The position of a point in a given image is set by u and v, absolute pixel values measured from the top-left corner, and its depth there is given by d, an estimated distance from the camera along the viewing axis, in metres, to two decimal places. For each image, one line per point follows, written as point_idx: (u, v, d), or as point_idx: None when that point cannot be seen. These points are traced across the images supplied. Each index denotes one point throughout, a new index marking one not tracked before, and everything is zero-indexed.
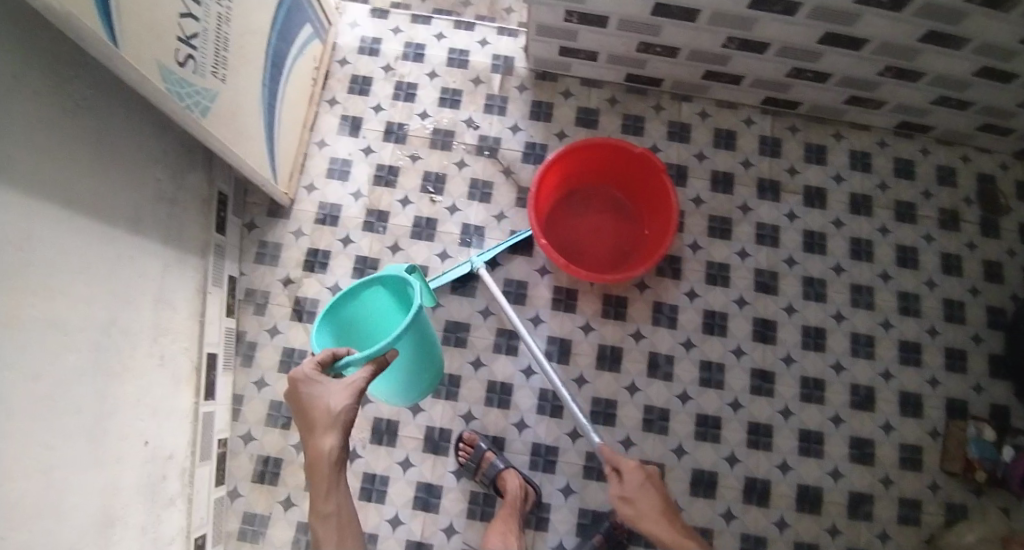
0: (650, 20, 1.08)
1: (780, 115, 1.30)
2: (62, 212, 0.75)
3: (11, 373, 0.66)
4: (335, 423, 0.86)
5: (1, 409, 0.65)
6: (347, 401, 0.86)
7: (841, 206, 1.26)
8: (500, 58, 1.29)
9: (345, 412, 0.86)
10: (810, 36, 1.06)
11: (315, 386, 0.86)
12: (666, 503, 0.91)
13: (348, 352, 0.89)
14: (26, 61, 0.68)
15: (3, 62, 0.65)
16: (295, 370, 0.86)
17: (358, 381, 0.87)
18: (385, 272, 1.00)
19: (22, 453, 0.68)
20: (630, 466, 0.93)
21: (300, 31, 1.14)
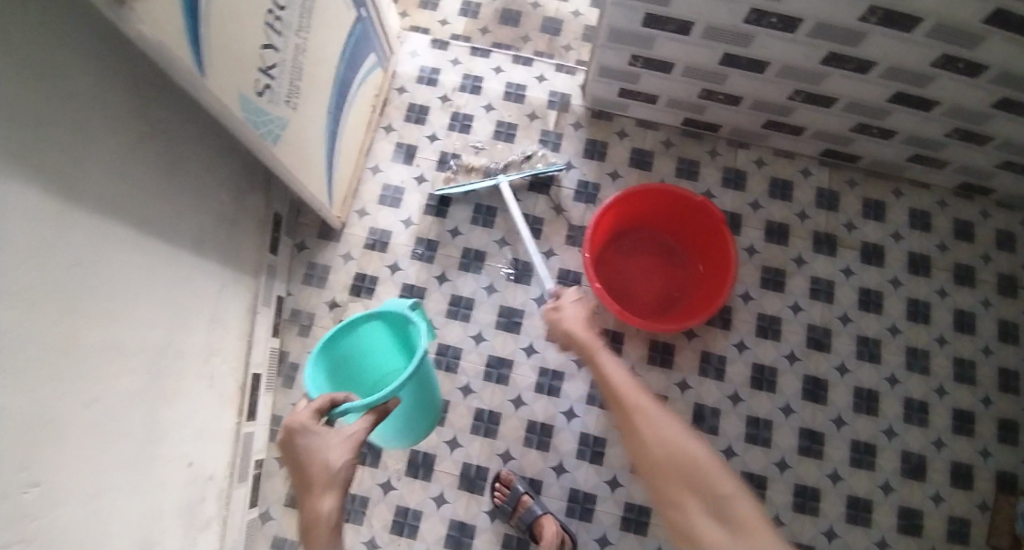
0: (716, 68, 1.07)
1: (840, 168, 1.27)
2: (134, 235, 0.77)
3: (67, 396, 0.67)
4: (334, 481, 0.78)
5: (59, 432, 0.66)
6: (346, 455, 0.80)
7: (899, 264, 1.21)
8: (557, 94, 1.29)
9: (345, 468, 0.79)
10: (880, 94, 1.04)
11: (312, 438, 0.79)
12: (593, 324, 0.94)
13: (348, 398, 0.84)
14: (114, 93, 0.71)
15: (90, 94, 0.67)
16: (290, 419, 0.80)
17: (358, 433, 0.82)
18: (385, 308, 0.98)
19: (76, 471, 0.69)
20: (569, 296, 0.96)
21: (364, 61, 1.17)
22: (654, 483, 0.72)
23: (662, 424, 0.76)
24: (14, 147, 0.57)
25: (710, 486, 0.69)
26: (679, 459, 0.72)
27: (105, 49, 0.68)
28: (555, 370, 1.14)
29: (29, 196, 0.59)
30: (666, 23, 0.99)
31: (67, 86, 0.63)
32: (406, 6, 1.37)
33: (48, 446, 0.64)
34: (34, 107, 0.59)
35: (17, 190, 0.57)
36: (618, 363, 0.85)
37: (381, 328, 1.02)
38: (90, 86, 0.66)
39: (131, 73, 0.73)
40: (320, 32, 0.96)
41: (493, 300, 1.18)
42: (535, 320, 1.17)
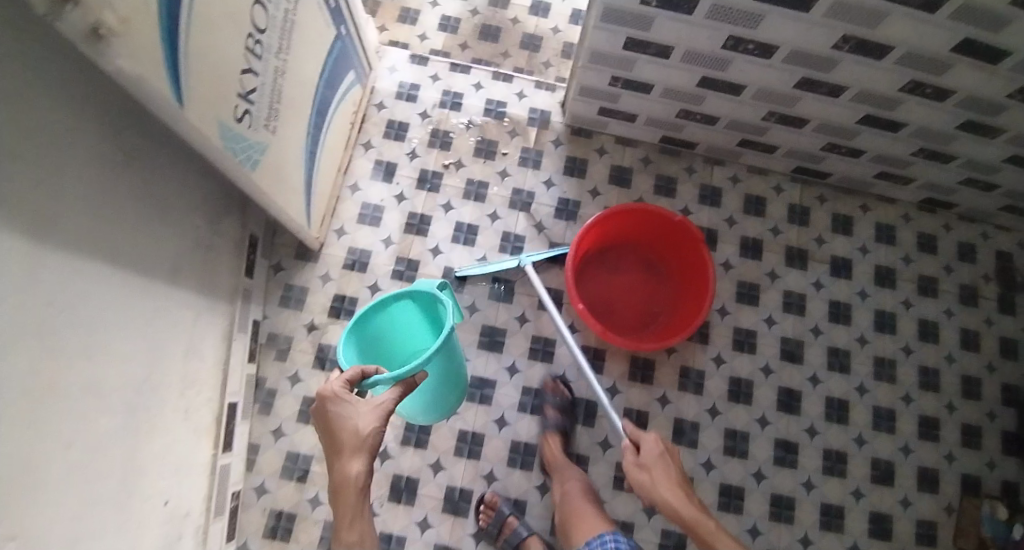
0: (694, 91, 1.10)
1: (811, 184, 1.30)
2: (105, 269, 0.74)
3: (38, 437, 0.64)
4: (362, 446, 0.87)
5: (33, 477, 0.63)
6: (374, 425, 0.87)
7: (867, 277, 1.24)
8: (537, 111, 1.29)
9: (372, 435, 0.87)
10: (850, 117, 1.08)
11: (344, 407, 0.86)
12: (684, 477, 0.89)
13: (377, 372, 0.89)
14: (88, 123, 0.68)
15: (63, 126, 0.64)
16: (324, 387, 0.86)
17: (387, 405, 0.88)
18: (415, 287, 1.00)
19: (56, 514, 0.67)
20: (650, 452, 0.90)
21: (344, 78, 1.15)
22: None
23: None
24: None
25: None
26: None
27: (79, 78, 0.65)
28: (538, 389, 1.14)
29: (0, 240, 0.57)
30: (647, 47, 1.02)
31: (45, 118, 0.61)
32: (384, 20, 1.35)
33: (26, 496, 0.62)
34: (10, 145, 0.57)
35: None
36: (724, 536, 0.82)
37: (412, 307, 1.04)
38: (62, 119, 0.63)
39: (106, 104, 0.71)
40: (299, 53, 0.94)
41: (475, 320, 1.17)
42: (517, 339, 1.16)
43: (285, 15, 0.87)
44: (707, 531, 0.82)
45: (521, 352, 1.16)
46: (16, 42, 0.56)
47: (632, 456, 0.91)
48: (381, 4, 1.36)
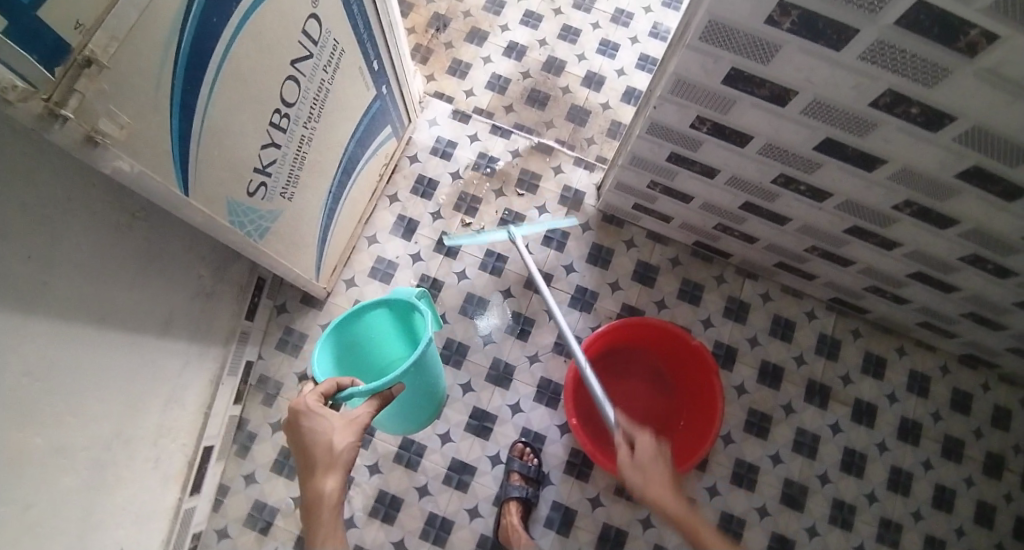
0: (736, 211, 1.04)
1: (846, 316, 1.23)
2: (92, 330, 0.73)
3: (5, 507, 0.63)
4: (336, 462, 0.70)
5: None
6: (350, 438, 0.71)
7: (888, 429, 1.17)
8: (571, 190, 1.25)
9: (349, 450, 0.71)
10: (900, 269, 1.01)
11: (316, 419, 0.71)
12: (676, 479, 0.83)
13: (353, 384, 0.78)
14: (85, 199, 0.67)
15: (57, 203, 0.63)
16: (295, 401, 0.72)
17: (361, 418, 0.74)
18: (393, 296, 0.93)
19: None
20: (647, 454, 0.83)
21: (380, 132, 1.12)
22: None
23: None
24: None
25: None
26: None
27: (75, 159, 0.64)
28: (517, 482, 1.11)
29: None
30: (692, 164, 0.96)
31: (36, 190, 0.60)
32: (434, 69, 1.34)
33: None
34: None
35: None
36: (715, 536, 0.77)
37: (387, 317, 0.96)
38: (56, 198, 0.62)
39: (103, 182, 0.70)
40: (333, 117, 0.91)
41: (466, 399, 1.14)
42: (506, 428, 1.13)
43: (320, 85, 0.83)
44: (700, 530, 0.76)
45: (509, 443, 1.12)
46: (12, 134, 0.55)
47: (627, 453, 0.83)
48: (434, 52, 1.35)
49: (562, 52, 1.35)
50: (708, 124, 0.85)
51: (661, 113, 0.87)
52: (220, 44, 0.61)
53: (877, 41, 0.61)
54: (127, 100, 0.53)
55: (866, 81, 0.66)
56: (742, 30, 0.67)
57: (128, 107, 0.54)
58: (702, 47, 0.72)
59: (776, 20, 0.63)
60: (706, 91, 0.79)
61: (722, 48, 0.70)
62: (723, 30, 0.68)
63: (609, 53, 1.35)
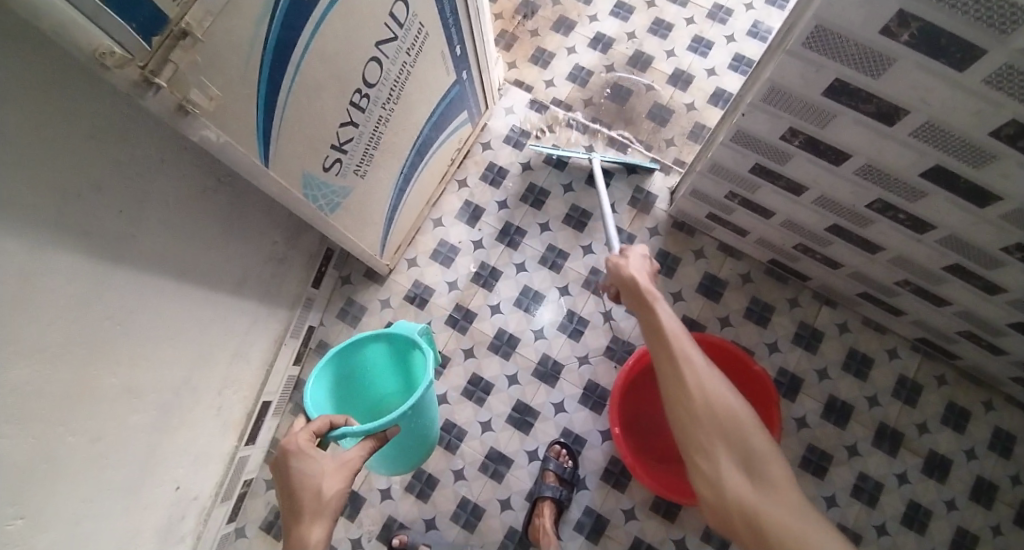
0: (821, 232, 0.97)
1: (933, 359, 1.13)
2: (172, 284, 0.78)
3: (73, 438, 0.68)
4: (324, 509, 0.68)
5: (59, 470, 0.67)
6: (340, 484, 0.70)
7: (961, 486, 1.07)
8: (642, 192, 1.21)
9: (338, 497, 0.69)
10: (1001, 316, 0.91)
11: (307, 461, 0.70)
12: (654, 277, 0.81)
13: (346, 422, 0.78)
14: (168, 163, 0.72)
15: (142, 165, 0.67)
16: (285, 440, 0.71)
17: (352, 462, 0.73)
18: (394, 330, 0.95)
19: (77, 500, 0.70)
20: (640, 257, 0.80)
21: (456, 117, 1.13)
22: (685, 432, 0.62)
23: (726, 415, 0.62)
24: (48, 211, 0.56)
25: (766, 478, 0.58)
26: (718, 414, 0.62)
27: (164, 128, 0.69)
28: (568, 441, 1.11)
29: (52, 254, 0.58)
30: (776, 178, 0.90)
31: (128, 151, 0.64)
32: (517, 56, 1.33)
33: (54, 492, 0.66)
34: (91, 168, 0.60)
35: (47, 255, 0.58)
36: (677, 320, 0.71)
37: (385, 351, 0.98)
38: (142, 160, 0.67)
39: (186, 149, 0.74)
40: (412, 99, 0.92)
41: (511, 391, 1.14)
42: (547, 425, 1.12)
43: (401, 67, 0.84)
44: (657, 302, 0.73)
45: (548, 441, 1.11)
46: (108, 102, 0.60)
47: (623, 255, 0.81)
48: (519, 39, 1.34)
49: (650, 47, 1.31)
50: (801, 136, 0.79)
51: (749, 122, 0.82)
52: (308, 25, 0.63)
53: (1006, 66, 0.54)
54: (218, 73, 0.56)
55: (989, 108, 0.59)
56: (853, 40, 0.61)
57: (218, 80, 0.57)
58: (805, 54, 0.66)
59: (892, 30, 0.57)
60: (803, 102, 0.73)
61: (826, 56, 0.65)
62: (830, 39, 0.63)
63: (701, 51, 1.29)
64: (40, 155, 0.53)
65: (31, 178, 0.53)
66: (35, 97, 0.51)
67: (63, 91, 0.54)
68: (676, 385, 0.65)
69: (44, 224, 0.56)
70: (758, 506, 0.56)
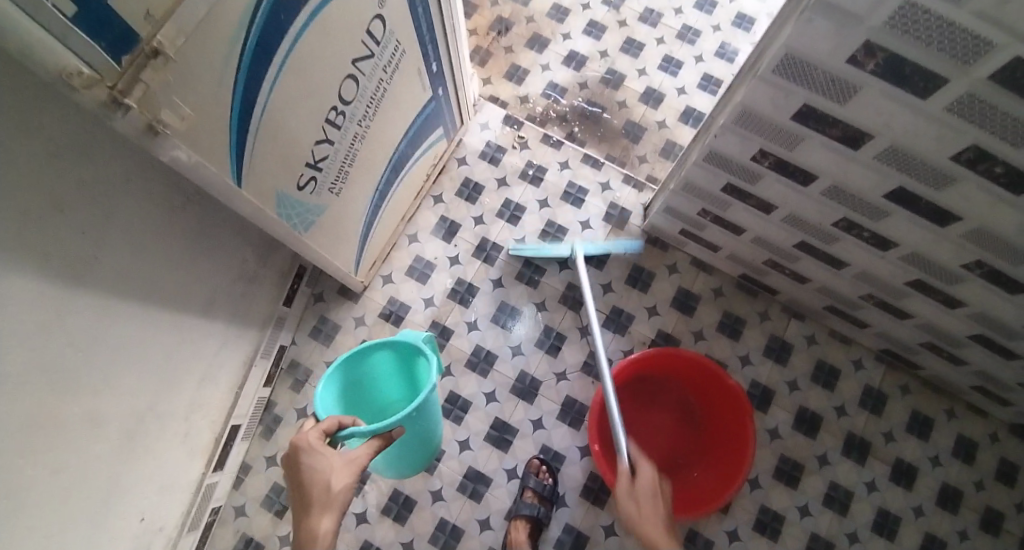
0: (790, 249, 1.00)
1: (896, 369, 1.17)
2: (138, 307, 0.75)
3: (33, 471, 0.64)
4: (332, 503, 0.70)
5: (18, 504, 0.63)
6: (348, 480, 0.72)
7: (927, 493, 1.10)
8: (617, 208, 1.23)
9: (345, 491, 0.71)
10: (960, 328, 0.95)
11: (316, 457, 0.71)
12: (670, 524, 0.85)
13: (354, 423, 0.77)
14: (133, 182, 0.69)
15: (106, 186, 0.65)
16: (296, 436, 0.72)
17: (361, 458, 0.74)
18: (399, 337, 0.94)
19: (36, 539, 0.67)
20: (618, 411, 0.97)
21: (430, 134, 1.12)
22: None
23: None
24: (7, 237, 0.53)
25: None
26: None
27: (128, 148, 0.67)
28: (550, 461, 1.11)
29: (12, 278, 0.55)
30: (747, 197, 0.93)
31: (91, 172, 0.62)
32: (491, 73, 1.33)
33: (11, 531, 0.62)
34: (52, 191, 0.57)
35: (7, 279, 0.55)
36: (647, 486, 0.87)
37: (390, 356, 0.97)
38: (106, 181, 0.65)
39: (151, 168, 0.72)
40: (388, 115, 0.91)
41: (489, 409, 1.13)
42: (526, 442, 1.12)
43: (378, 85, 0.83)
44: None
45: (526, 458, 1.11)
46: (70, 124, 0.58)
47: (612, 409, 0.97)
48: (493, 56, 1.34)
49: (623, 65, 1.33)
50: (770, 158, 0.81)
51: (721, 143, 0.84)
52: (283, 44, 0.62)
53: (968, 94, 0.56)
54: (191, 91, 0.54)
55: (950, 132, 0.61)
56: (821, 67, 0.63)
57: (191, 98, 0.55)
58: (774, 81, 0.68)
59: (859, 59, 0.59)
60: (773, 126, 0.75)
61: (795, 83, 0.67)
62: (798, 66, 0.65)
63: (672, 70, 1.32)
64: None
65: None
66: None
67: (23, 109, 0.52)
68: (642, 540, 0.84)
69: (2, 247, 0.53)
70: None
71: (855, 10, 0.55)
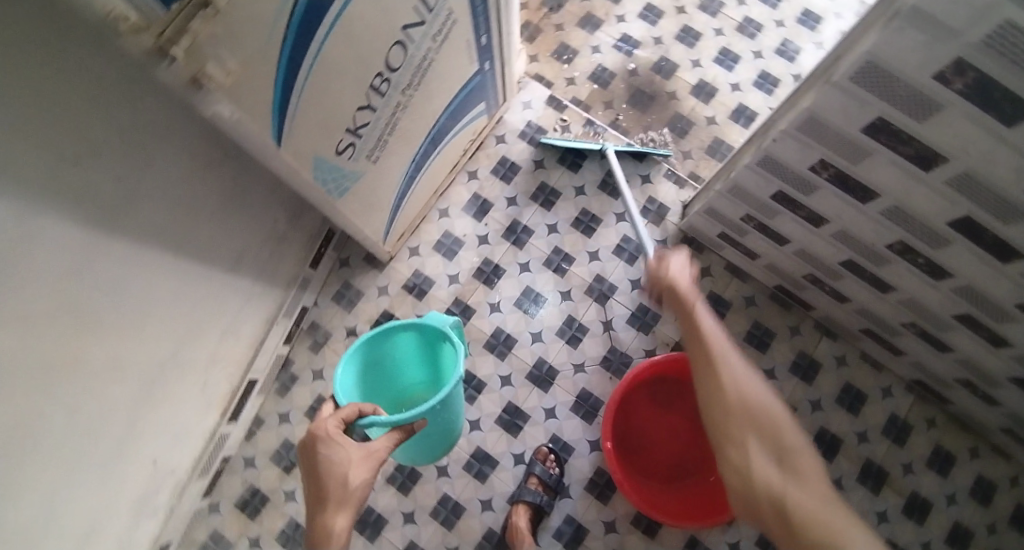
0: (834, 265, 0.96)
1: (925, 401, 1.13)
2: (167, 257, 0.75)
3: (51, 409, 0.65)
4: (348, 497, 0.71)
5: (34, 439, 0.64)
6: (365, 475, 0.73)
7: (939, 530, 1.07)
8: (655, 203, 1.19)
9: (362, 486, 0.72)
10: (1002, 369, 0.91)
11: (333, 449, 0.72)
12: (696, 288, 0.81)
13: (375, 411, 0.78)
14: (174, 131, 0.68)
15: (146, 132, 0.64)
16: (315, 425, 0.73)
17: (380, 451, 0.75)
18: (425, 321, 0.94)
19: (49, 472, 0.68)
20: (681, 267, 0.81)
21: (473, 108, 1.09)
22: (729, 434, 0.69)
23: (756, 402, 0.69)
24: (38, 174, 0.53)
25: (795, 467, 0.65)
26: (757, 415, 0.68)
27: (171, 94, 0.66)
28: (561, 448, 1.10)
29: (42, 220, 0.55)
30: (797, 207, 0.89)
31: (131, 117, 0.61)
32: (539, 50, 1.29)
33: (23, 463, 0.64)
34: (89, 132, 0.57)
35: (36, 220, 0.54)
36: (718, 330, 0.76)
37: (414, 339, 0.97)
38: (145, 128, 0.64)
39: (192, 119, 0.71)
40: (432, 87, 0.88)
41: (503, 392, 1.13)
42: (536, 430, 1.11)
43: (425, 54, 0.81)
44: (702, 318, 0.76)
45: (535, 446, 1.10)
46: (114, 66, 0.57)
47: (662, 266, 0.82)
48: (543, 32, 1.30)
49: (676, 54, 1.28)
50: (831, 170, 0.77)
51: (778, 148, 0.80)
52: (332, 9, 0.60)
53: None
54: (239, 46, 0.53)
55: None
56: (902, 80, 0.59)
57: (238, 54, 0.53)
58: (850, 88, 0.64)
59: (946, 77, 0.55)
60: (839, 136, 0.71)
61: (873, 93, 0.63)
62: (880, 75, 0.60)
63: (727, 65, 1.27)
64: (32, 115, 0.50)
65: (23, 140, 0.50)
66: (36, 51, 0.48)
67: (66, 48, 0.51)
68: (714, 394, 0.71)
69: (32, 187, 0.53)
70: (796, 506, 0.61)
71: (950, 23, 0.51)
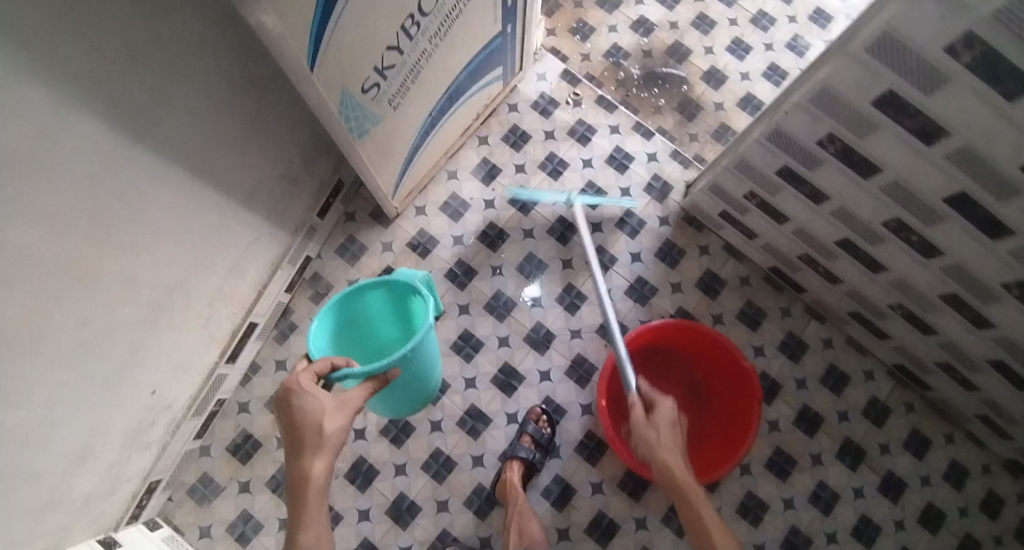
0: (829, 245, 1.00)
1: (904, 387, 1.17)
2: (188, 180, 0.76)
3: (61, 314, 0.66)
4: (325, 445, 0.74)
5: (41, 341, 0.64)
6: (340, 422, 0.74)
7: (911, 509, 1.11)
8: (659, 181, 1.22)
9: (339, 432, 0.75)
10: (983, 352, 0.95)
11: (307, 402, 0.72)
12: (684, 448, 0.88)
13: (348, 364, 0.76)
14: (206, 51, 0.69)
15: (181, 46, 0.65)
16: (288, 379, 0.73)
17: (354, 401, 0.76)
18: (394, 275, 0.94)
19: (52, 379, 0.68)
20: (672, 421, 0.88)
21: (490, 71, 1.11)
22: None
23: None
24: (75, 65, 0.53)
25: None
26: None
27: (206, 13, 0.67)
28: (553, 411, 1.12)
29: (69, 113, 0.55)
30: (801, 184, 0.92)
31: (168, 26, 0.62)
32: (556, 25, 1.32)
33: (27, 365, 0.64)
34: (127, 33, 0.57)
35: (70, 114, 0.55)
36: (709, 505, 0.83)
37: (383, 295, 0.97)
38: (181, 41, 0.65)
39: (223, 42, 0.71)
40: (456, 39, 0.90)
41: (500, 352, 1.15)
42: (531, 391, 1.13)
43: (455, 4, 0.82)
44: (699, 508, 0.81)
45: (528, 407, 1.12)
46: None
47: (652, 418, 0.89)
48: (562, 8, 1.33)
49: (690, 40, 1.31)
50: (837, 144, 0.81)
51: (789, 120, 0.84)
52: None
53: None
54: None
55: None
56: (913, 51, 0.62)
57: None
58: (864, 60, 0.68)
59: (956, 49, 0.59)
60: (849, 108, 0.74)
61: (886, 66, 0.66)
62: (893, 47, 0.64)
63: (739, 54, 1.30)
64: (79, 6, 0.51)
65: (67, 28, 0.51)
66: None
67: None
68: None
69: (70, 79, 0.53)
70: None
71: None
